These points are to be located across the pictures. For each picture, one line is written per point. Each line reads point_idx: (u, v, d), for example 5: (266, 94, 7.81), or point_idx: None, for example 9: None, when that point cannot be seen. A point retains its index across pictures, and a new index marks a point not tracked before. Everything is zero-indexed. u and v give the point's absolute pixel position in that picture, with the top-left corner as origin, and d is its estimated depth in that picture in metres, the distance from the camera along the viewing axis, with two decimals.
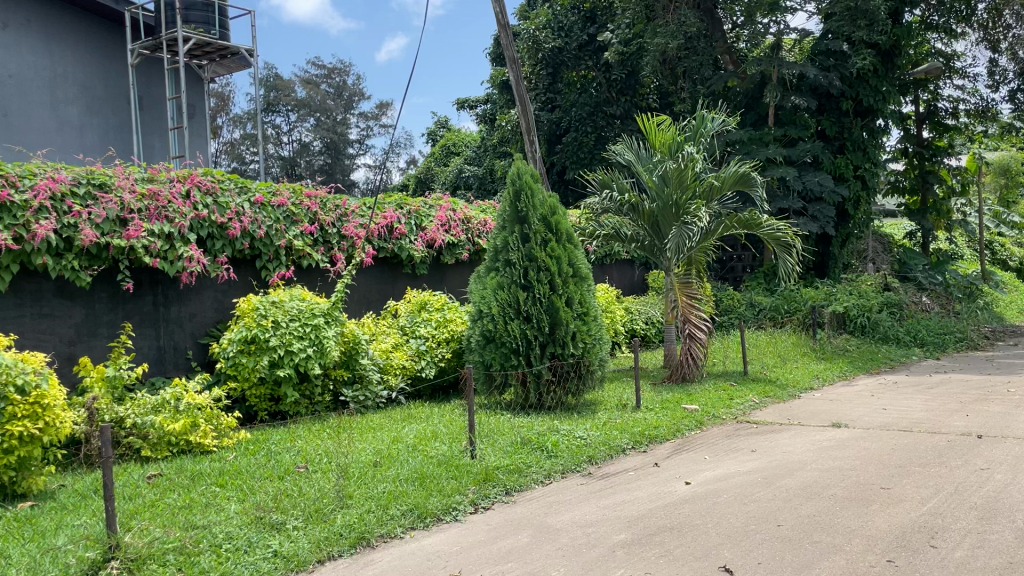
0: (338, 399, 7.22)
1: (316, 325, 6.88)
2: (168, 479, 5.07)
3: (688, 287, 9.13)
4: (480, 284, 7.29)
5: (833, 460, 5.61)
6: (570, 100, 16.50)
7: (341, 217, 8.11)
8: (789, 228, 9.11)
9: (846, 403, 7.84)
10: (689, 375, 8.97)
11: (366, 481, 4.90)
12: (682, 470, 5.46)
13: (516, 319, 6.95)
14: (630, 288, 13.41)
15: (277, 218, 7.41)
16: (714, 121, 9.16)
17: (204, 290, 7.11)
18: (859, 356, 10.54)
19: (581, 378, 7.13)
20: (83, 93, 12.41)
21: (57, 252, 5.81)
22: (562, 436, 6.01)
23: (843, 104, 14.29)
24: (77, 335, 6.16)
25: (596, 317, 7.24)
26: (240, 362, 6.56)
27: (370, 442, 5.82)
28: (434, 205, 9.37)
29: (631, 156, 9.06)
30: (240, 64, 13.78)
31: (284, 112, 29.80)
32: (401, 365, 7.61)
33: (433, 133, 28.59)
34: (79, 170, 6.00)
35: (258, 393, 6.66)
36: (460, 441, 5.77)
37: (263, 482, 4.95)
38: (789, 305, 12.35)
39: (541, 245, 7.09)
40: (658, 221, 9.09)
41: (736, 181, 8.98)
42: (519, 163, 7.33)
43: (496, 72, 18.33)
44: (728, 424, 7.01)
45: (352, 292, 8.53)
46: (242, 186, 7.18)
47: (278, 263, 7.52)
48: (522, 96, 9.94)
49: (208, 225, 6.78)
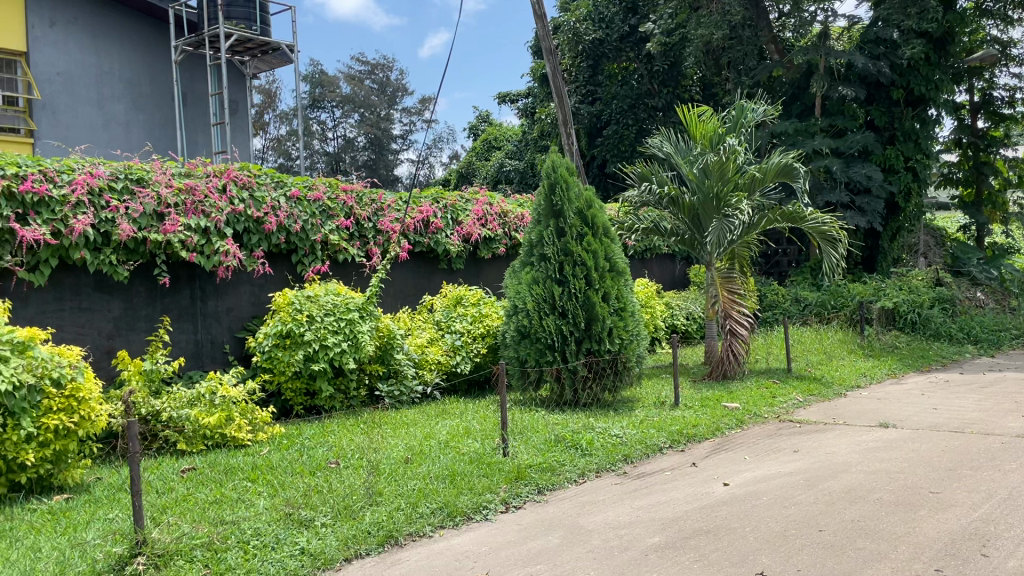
0: (373, 393, 7.20)
1: (351, 319, 6.85)
2: (201, 474, 5.08)
3: (730, 282, 8.93)
4: (515, 278, 7.20)
5: (880, 462, 5.41)
6: (612, 93, 16.30)
7: (377, 211, 8.09)
8: (835, 221, 8.83)
9: (895, 403, 7.57)
10: (731, 372, 8.70)
11: (397, 478, 4.84)
12: (721, 471, 5.31)
13: (551, 314, 6.85)
14: (672, 283, 13.20)
15: (314, 212, 7.41)
16: (756, 111, 8.93)
17: (241, 284, 7.13)
18: (909, 354, 10.21)
19: (617, 374, 6.99)
20: (129, 89, 12.58)
21: (95, 246, 5.88)
22: (596, 434, 5.91)
23: (893, 94, 13.86)
24: (116, 329, 6.23)
25: (634, 313, 7.09)
26: (275, 355, 6.56)
27: (403, 438, 5.77)
28: (471, 199, 9.30)
29: (670, 148, 8.84)
30: (282, 60, 13.88)
31: (330, 108, 30.16)
32: (436, 360, 7.56)
33: (474, 127, 28.55)
34: (117, 165, 6.05)
35: (294, 387, 6.66)
36: (493, 438, 5.69)
37: (294, 477, 4.92)
38: (835, 300, 12.03)
39: (577, 239, 6.97)
40: (699, 214, 8.90)
41: (780, 172, 8.72)
42: (554, 156, 7.21)
43: (537, 65, 18.21)
44: (770, 423, 6.82)
45: (388, 287, 8.50)
46: (278, 180, 7.17)
47: (314, 258, 7.53)
48: (560, 89, 9.81)
49: (244, 220, 6.80)
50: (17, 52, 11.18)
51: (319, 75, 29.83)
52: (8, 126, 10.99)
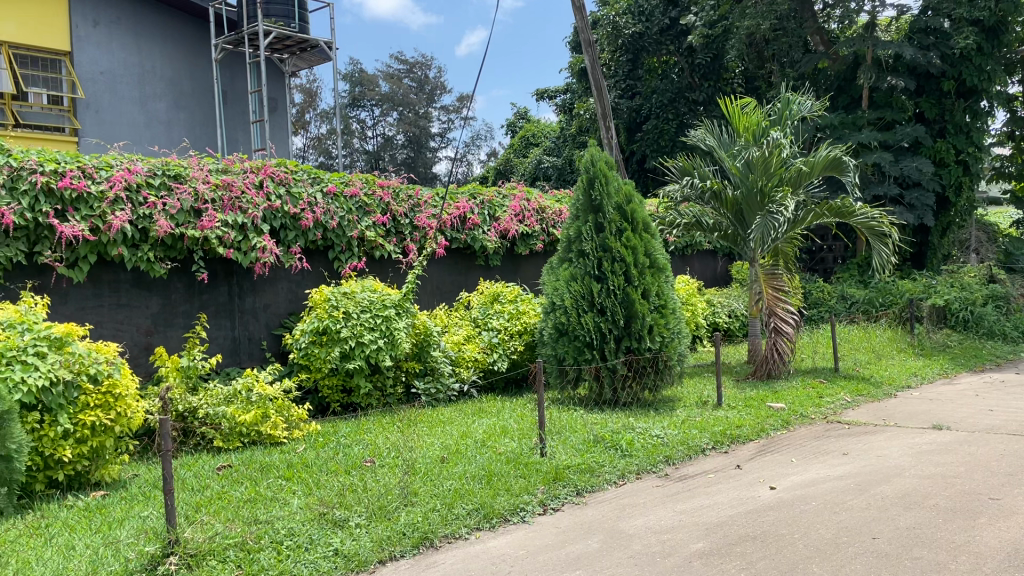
0: (410, 391, 7.14)
1: (387, 316, 6.78)
2: (237, 471, 5.04)
3: (775, 279, 8.69)
4: (552, 275, 7.07)
5: (934, 466, 5.18)
6: (651, 87, 16.06)
7: (414, 207, 8.03)
8: (885, 217, 8.55)
9: (948, 404, 7.30)
10: (775, 372, 8.46)
11: (432, 478, 4.75)
12: (766, 474, 5.13)
13: (590, 311, 6.71)
14: (713, 280, 12.95)
15: (350, 209, 7.35)
16: (802, 103, 8.68)
17: (278, 281, 7.11)
18: (962, 353, 9.86)
19: (658, 373, 6.83)
20: (170, 88, 12.69)
21: (133, 243, 5.89)
22: (637, 434, 5.77)
23: (943, 85, 13.41)
24: (154, 325, 6.23)
25: (675, 311, 6.91)
26: (312, 352, 6.51)
27: (439, 437, 5.68)
28: (508, 195, 9.19)
29: (713, 142, 8.68)
30: (321, 58, 13.91)
31: (369, 106, 30.30)
32: (473, 357, 7.46)
33: (512, 124, 28.43)
34: (155, 162, 6.05)
35: (330, 384, 6.61)
36: (530, 437, 5.58)
37: (329, 476, 4.86)
38: (883, 297, 11.70)
39: (616, 234, 6.82)
40: (742, 209, 8.69)
41: (827, 165, 8.46)
42: (592, 150, 7.07)
43: (576, 60, 18.03)
44: (817, 424, 6.61)
45: (424, 283, 8.43)
46: (315, 176, 7.13)
47: (351, 255, 7.48)
48: (599, 83, 9.63)
49: (281, 216, 6.77)
50: (61, 52, 11.35)
51: (359, 74, 29.95)
52: (53, 125, 11.27)
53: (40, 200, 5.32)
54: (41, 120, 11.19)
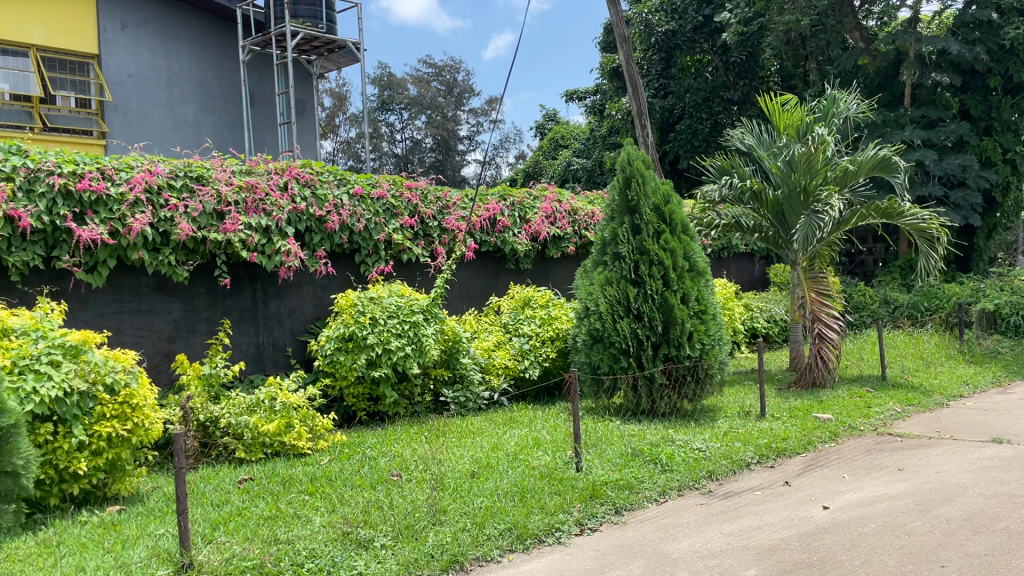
0: (439, 399, 6.90)
1: (415, 321, 6.54)
2: (258, 485, 4.83)
3: (817, 282, 8.39)
4: (587, 279, 6.79)
5: (1000, 483, 4.80)
6: (685, 86, 15.70)
7: (442, 209, 7.79)
8: (935, 218, 8.15)
9: (1006, 415, 6.87)
10: (820, 380, 8.07)
11: (462, 494, 4.49)
12: (817, 491, 4.81)
13: (626, 317, 6.43)
14: (750, 284, 12.58)
15: (377, 211, 7.13)
16: (849, 101, 8.34)
17: (304, 285, 6.90)
18: (1014, 360, 9.39)
19: (698, 382, 6.50)
20: (198, 90, 12.60)
21: (154, 247, 5.72)
22: (677, 447, 5.48)
23: (990, 81, 12.88)
24: (176, 331, 6.05)
25: (716, 317, 6.59)
26: (337, 360, 6.28)
27: (469, 449, 5.42)
28: (540, 196, 8.91)
29: (752, 141, 8.36)
30: (348, 59, 13.78)
31: (398, 110, 30.17)
32: (504, 364, 7.19)
33: (541, 126, 28.17)
34: (177, 163, 5.88)
35: (356, 392, 6.38)
36: (564, 450, 5.29)
37: (353, 491, 4.62)
38: (929, 302, 11.26)
39: (654, 237, 6.53)
40: (784, 210, 8.35)
41: (876, 165, 8.11)
42: (628, 149, 6.79)
43: (607, 59, 17.72)
44: (868, 437, 6.24)
45: (454, 288, 8.19)
46: (341, 177, 6.92)
47: (377, 258, 7.26)
48: (634, 80, 9.32)
49: (306, 219, 6.56)
50: (90, 55, 11.31)
51: (388, 77, 29.88)
52: (82, 128, 11.27)
53: (57, 203, 5.16)
54: (69, 123, 11.17)
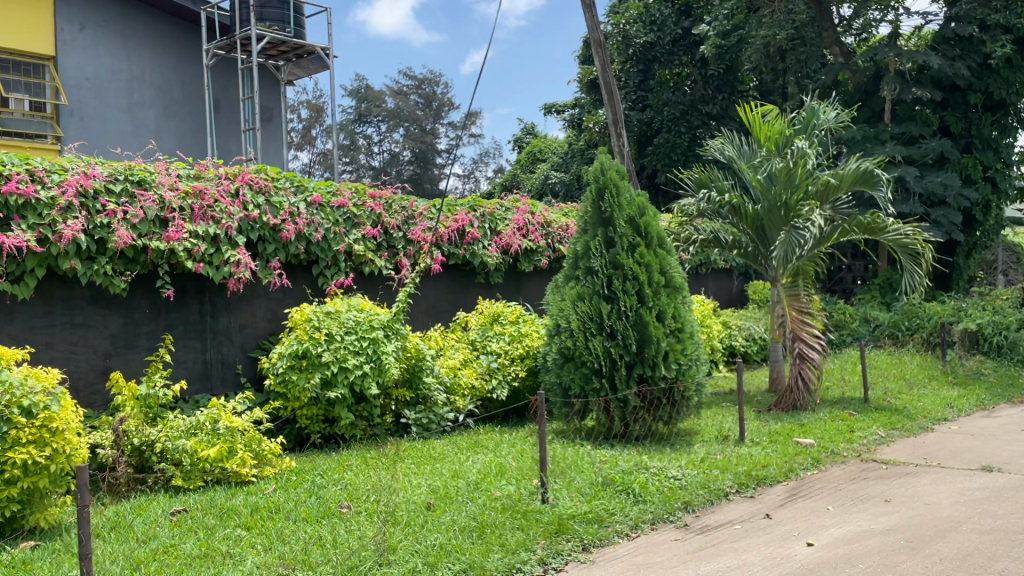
0: (400, 421, 6.50)
1: (375, 338, 6.15)
2: (193, 519, 4.40)
3: (797, 300, 8.02)
4: (558, 294, 6.43)
5: (995, 517, 4.46)
6: (663, 100, 15.47)
7: (408, 220, 7.41)
8: (919, 234, 7.87)
9: (994, 440, 6.56)
10: (801, 403, 7.72)
11: (414, 529, 4.08)
12: (800, 525, 4.47)
13: (599, 335, 6.07)
14: (728, 301, 12.29)
15: (337, 220, 6.75)
16: (830, 112, 8.07)
17: (256, 298, 6.48)
18: (998, 382, 9.12)
19: (674, 405, 6.16)
20: (160, 95, 12.16)
21: (89, 255, 5.30)
22: (651, 475, 5.12)
23: (970, 98, 12.76)
24: (114, 347, 5.62)
25: (692, 335, 6.25)
26: (289, 379, 5.86)
27: (427, 477, 5.02)
28: (512, 207, 8.56)
29: (732, 152, 8.11)
30: (318, 66, 13.42)
31: (376, 122, 29.79)
32: (470, 384, 6.80)
33: (519, 140, 27.91)
34: (117, 165, 5.48)
35: (310, 414, 5.96)
36: (530, 479, 4.89)
37: (294, 526, 4.20)
38: (909, 321, 11.03)
39: (628, 250, 6.20)
40: (764, 224, 8.07)
41: (858, 178, 7.81)
42: (602, 158, 6.46)
43: (584, 71, 17.60)
44: (851, 464, 5.91)
45: (418, 302, 7.81)
46: (298, 184, 6.54)
47: (337, 270, 6.86)
48: (611, 90, 9.02)
49: (259, 227, 6.15)
50: (45, 57, 10.83)
51: (366, 90, 29.79)
52: (36, 132, 10.63)
53: None
54: (21, 126, 10.46)
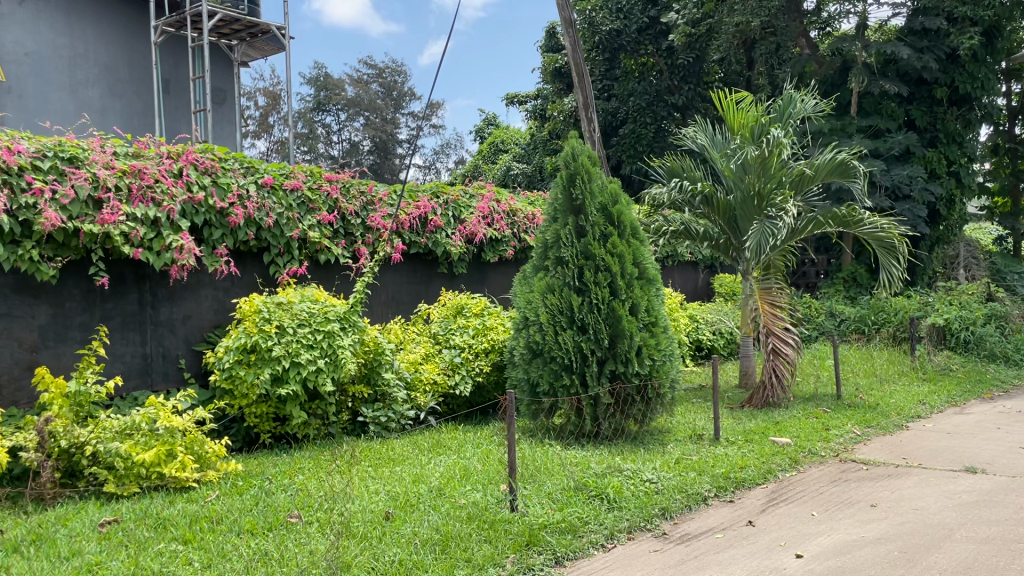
0: (356, 419, 6.11)
1: (330, 331, 5.73)
2: (125, 531, 3.97)
3: (770, 293, 7.80)
4: (525, 286, 6.07)
5: (988, 523, 4.23)
6: (628, 89, 15.14)
7: (367, 205, 7.01)
8: (895, 228, 7.69)
9: (972, 439, 6.38)
10: (774, 399, 7.47)
11: (371, 544, 3.71)
12: (785, 534, 4.19)
13: (569, 329, 5.74)
14: (694, 295, 12.05)
15: (290, 204, 6.32)
16: (806, 99, 7.82)
17: (201, 287, 6.02)
18: (967, 377, 9.02)
19: (647, 402, 5.86)
20: (105, 75, 11.47)
21: (13, 239, 4.81)
22: (626, 478, 4.82)
23: (936, 92, 12.75)
24: (41, 339, 5.13)
25: (667, 330, 5.96)
26: (236, 374, 5.43)
27: (387, 482, 4.64)
28: (476, 194, 8.17)
29: (705, 141, 7.84)
30: (273, 46, 12.90)
31: (335, 111, 29.04)
32: (431, 380, 6.42)
33: (480, 130, 27.46)
34: (47, 141, 5.01)
35: (260, 412, 5.54)
36: (497, 484, 4.54)
37: (237, 540, 3.79)
38: (876, 315, 10.93)
39: (600, 240, 5.88)
40: (736, 215, 7.82)
41: (833, 170, 7.59)
42: (573, 142, 6.13)
43: (548, 59, 17.23)
44: (830, 464, 5.68)
45: (377, 294, 7.41)
46: (248, 165, 6.11)
47: (290, 259, 6.44)
48: (580, 73, 8.69)
49: (205, 211, 5.71)
50: None
51: (324, 78, 28.88)
52: None
53: None
54: None
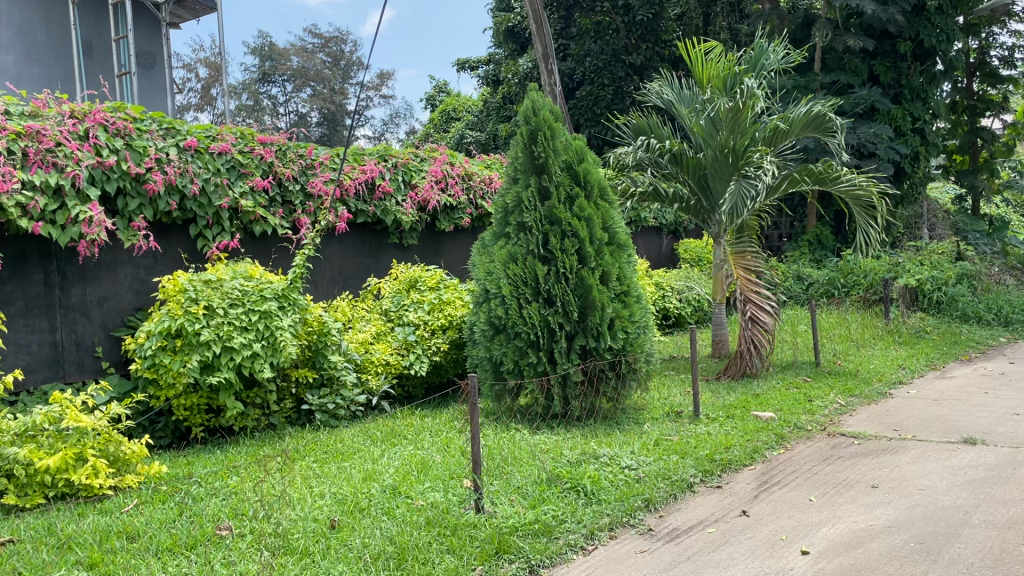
0: (301, 408, 5.51)
1: (266, 311, 5.11)
2: (18, 555, 3.33)
3: (745, 258, 7.40)
4: (484, 254, 5.51)
5: (1005, 505, 3.83)
6: (585, 49, 14.61)
7: (306, 170, 6.35)
8: (873, 185, 7.26)
9: (962, 406, 6.03)
10: (752, 368, 7.02)
11: (312, 562, 3.15)
12: (784, 525, 3.73)
13: (535, 302, 5.20)
14: (658, 261, 11.57)
15: (218, 169, 5.65)
16: (779, 49, 7.34)
17: (119, 265, 5.34)
18: (942, 339, 8.73)
19: (621, 378, 5.38)
20: (20, 37, 9.83)
21: None
22: (603, 466, 4.32)
23: (900, 46, 12.41)
24: None
25: (640, 300, 5.44)
26: (160, 363, 4.77)
27: (333, 482, 4.06)
28: (428, 158, 7.51)
29: (672, 96, 7.32)
30: (205, 6, 12.10)
31: (281, 82, 27.84)
32: (383, 360, 5.85)
33: (432, 98, 26.57)
34: None
35: (189, 404, 4.91)
36: (459, 480, 4.00)
37: (152, 563, 3.18)
38: (845, 278, 10.63)
39: (566, 203, 5.33)
40: (707, 174, 7.33)
41: (808, 123, 7.14)
42: (534, 94, 5.53)
43: (500, 19, 16.48)
44: (819, 440, 5.25)
45: (320, 268, 6.79)
46: (168, 126, 5.43)
47: (220, 231, 5.78)
48: (540, 22, 8.10)
49: (118, 177, 5.02)
50: None
51: (269, 48, 27.77)
52: None
53: None
54: None
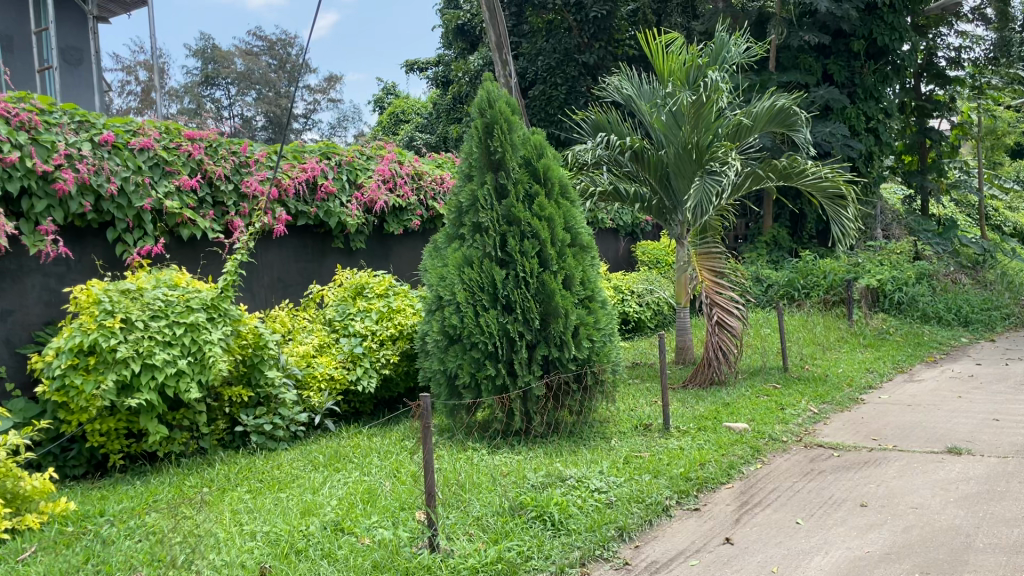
0: (234, 430, 5.00)
1: (193, 324, 4.58)
2: None
3: (710, 258, 7.07)
4: (436, 258, 5.07)
5: (1007, 524, 3.53)
6: (537, 48, 14.24)
7: (240, 168, 5.83)
8: (839, 175, 7.01)
9: (939, 412, 5.78)
10: (720, 377, 6.72)
11: None
12: (774, 555, 3.36)
13: (492, 309, 4.78)
14: (615, 264, 11.23)
15: (140, 166, 5.12)
16: (741, 40, 7.05)
17: (26, 274, 4.77)
18: (906, 341, 8.54)
19: (586, 391, 5.02)
20: None
21: None
22: (572, 490, 3.91)
23: (854, 45, 12.32)
24: None
25: (605, 305, 5.08)
26: (71, 384, 4.21)
27: (266, 518, 3.58)
28: (375, 155, 7.04)
29: (631, 90, 6.97)
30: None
31: (224, 86, 26.96)
32: (326, 375, 5.36)
33: (380, 100, 25.98)
34: None
35: (106, 429, 4.36)
36: (411, 513, 3.56)
37: None
38: (805, 279, 10.43)
39: (524, 201, 4.93)
40: (669, 172, 6.98)
41: (772, 118, 6.88)
42: (488, 84, 5.10)
43: (449, 18, 16.02)
44: (796, 453, 4.92)
45: (259, 275, 6.29)
46: (81, 119, 4.88)
47: (142, 235, 5.24)
48: (492, 12, 7.67)
49: (21, 175, 4.46)
50: None
51: (211, 50, 27.02)
52: None
53: None
54: None
